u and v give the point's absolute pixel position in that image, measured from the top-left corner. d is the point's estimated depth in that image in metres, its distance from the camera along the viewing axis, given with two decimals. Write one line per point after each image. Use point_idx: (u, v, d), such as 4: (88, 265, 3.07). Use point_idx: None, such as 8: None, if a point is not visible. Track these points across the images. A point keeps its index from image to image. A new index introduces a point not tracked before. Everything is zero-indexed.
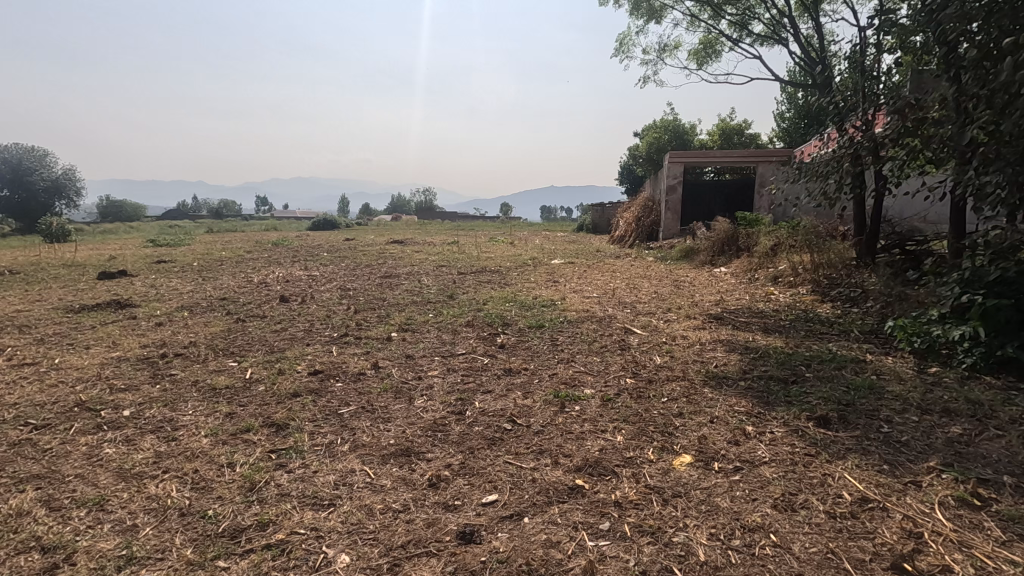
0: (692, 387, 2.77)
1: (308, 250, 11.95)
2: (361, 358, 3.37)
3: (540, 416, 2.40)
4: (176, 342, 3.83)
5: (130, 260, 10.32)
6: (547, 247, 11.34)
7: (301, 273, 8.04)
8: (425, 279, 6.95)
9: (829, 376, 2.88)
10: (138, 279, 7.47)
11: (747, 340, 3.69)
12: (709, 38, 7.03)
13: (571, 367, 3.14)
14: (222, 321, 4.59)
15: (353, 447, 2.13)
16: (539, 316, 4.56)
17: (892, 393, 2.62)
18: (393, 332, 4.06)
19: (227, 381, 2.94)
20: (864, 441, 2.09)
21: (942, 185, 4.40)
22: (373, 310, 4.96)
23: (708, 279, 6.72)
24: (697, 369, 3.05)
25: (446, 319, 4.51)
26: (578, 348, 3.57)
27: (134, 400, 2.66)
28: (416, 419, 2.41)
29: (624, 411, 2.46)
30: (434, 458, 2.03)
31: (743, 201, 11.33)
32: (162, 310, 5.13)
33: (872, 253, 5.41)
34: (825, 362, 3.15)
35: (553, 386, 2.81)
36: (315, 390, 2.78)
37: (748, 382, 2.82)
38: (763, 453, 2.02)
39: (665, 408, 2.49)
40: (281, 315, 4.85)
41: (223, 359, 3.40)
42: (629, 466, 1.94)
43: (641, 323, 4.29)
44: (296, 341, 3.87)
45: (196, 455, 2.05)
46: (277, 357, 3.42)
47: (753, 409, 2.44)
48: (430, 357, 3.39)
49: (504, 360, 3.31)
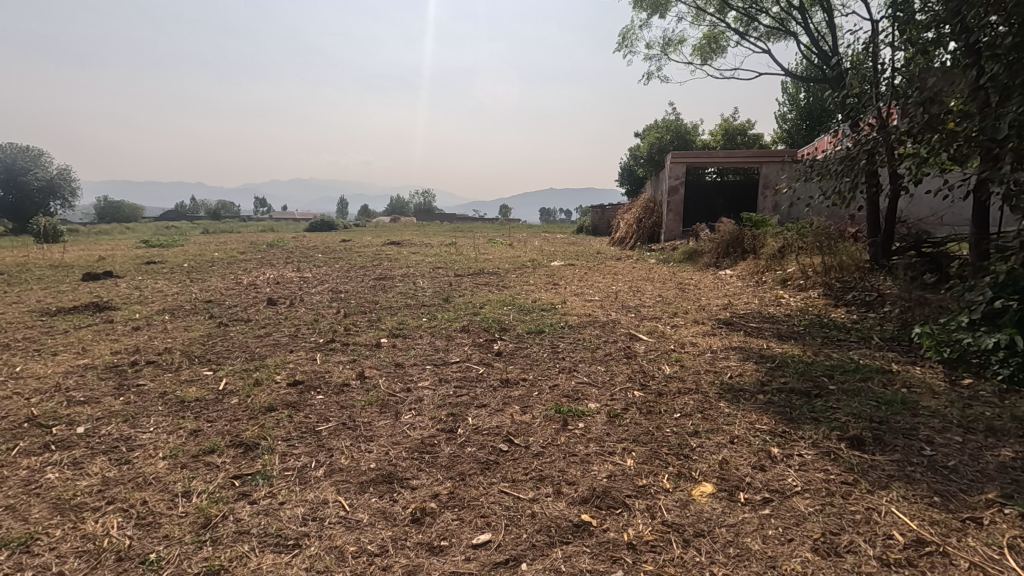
0: (707, 402, 2.52)
1: (303, 251, 11.70)
2: (347, 367, 3.12)
3: (540, 436, 2.15)
4: (150, 349, 3.57)
5: (120, 261, 10.07)
6: (546, 249, 11.08)
7: (293, 275, 7.77)
8: (420, 282, 6.69)
9: (856, 389, 2.63)
10: (123, 280, 7.21)
11: (761, 348, 3.45)
12: (714, 34, 6.78)
13: (573, 378, 2.90)
14: (203, 326, 4.34)
15: (329, 472, 1.89)
16: (539, 321, 4.31)
17: (927, 410, 2.37)
18: (383, 338, 3.80)
19: (198, 393, 2.69)
20: (907, 467, 1.85)
21: (965, 184, 4.15)
22: (364, 314, 4.72)
23: (713, 283, 6.48)
24: (711, 381, 2.81)
25: (441, 323, 4.26)
26: (580, 356, 3.32)
27: (92, 415, 2.41)
28: (402, 438, 2.17)
29: (633, 429, 2.21)
30: (419, 487, 1.78)
31: (747, 202, 11.09)
32: (141, 314, 4.87)
33: (886, 257, 5.18)
34: (849, 373, 2.91)
35: (555, 400, 2.56)
36: (293, 403, 2.53)
37: (767, 396, 2.57)
38: (793, 481, 1.78)
39: (679, 426, 2.25)
40: (267, 319, 4.59)
41: (198, 367, 3.15)
42: (642, 498, 1.69)
43: (645, 328, 4.04)
44: (279, 348, 3.62)
45: (148, 482, 1.80)
46: (257, 365, 3.18)
47: (777, 427, 2.20)
48: (421, 366, 3.15)
49: (501, 369, 3.06)
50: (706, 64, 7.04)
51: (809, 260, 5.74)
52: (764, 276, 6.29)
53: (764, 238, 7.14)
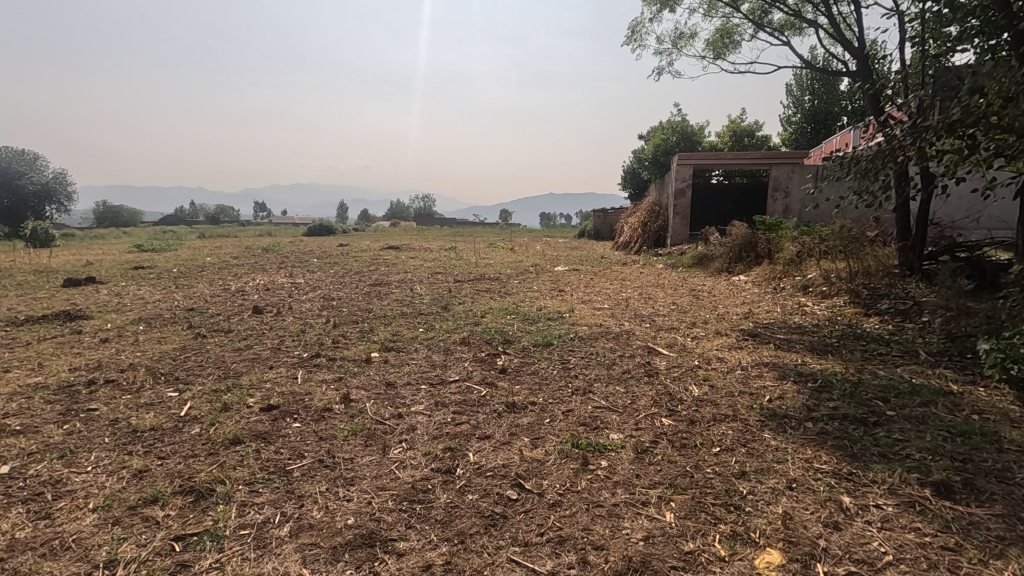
0: (749, 432, 2.15)
1: (299, 255, 11.35)
2: (331, 387, 2.74)
3: (556, 479, 1.78)
4: (113, 365, 3.19)
5: (108, 266, 9.70)
6: (549, 254, 10.75)
7: (284, 281, 7.39)
8: (418, 288, 6.30)
9: (920, 417, 2.26)
10: (105, 287, 6.83)
11: (797, 364, 3.07)
12: (727, 27, 6.45)
13: (590, 402, 2.52)
14: (179, 338, 3.96)
15: (296, 530, 1.52)
16: (545, 332, 3.92)
17: (1014, 444, 1.99)
18: (375, 352, 3.42)
19: (155, 421, 2.30)
20: (1018, 525, 1.49)
21: (1014, 182, 3.78)
22: (356, 324, 4.35)
23: (728, 289, 6.11)
24: (749, 405, 2.43)
25: (439, 334, 3.88)
26: (595, 374, 2.94)
27: (22, 451, 2.03)
28: (389, 482, 1.79)
29: (667, 470, 1.84)
30: (407, 552, 1.42)
31: (755, 204, 10.74)
32: (114, 323, 4.49)
33: (919, 260, 4.82)
34: (906, 396, 2.53)
35: (569, 430, 2.18)
36: (263, 434, 2.14)
37: (819, 425, 2.20)
38: (881, 546, 1.41)
39: (722, 465, 1.88)
40: (250, 330, 4.21)
41: (162, 387, 2.78)
42: (692, 571, 1.33)
43: (664, 341, 3.67)
44: (258, 363, 3.24)
45: (64, 549, 1.42)
46: (229, 385, 2.80)
47: (842, 468, 1.82)
48: (415, 386, 2.77)
49: (506, 390, 2.69)
50: (718, 60, 6.71)
51: (832, 265, 5.39)
52: (782, 283, 5.93)
53: (780, 242, 6.78)
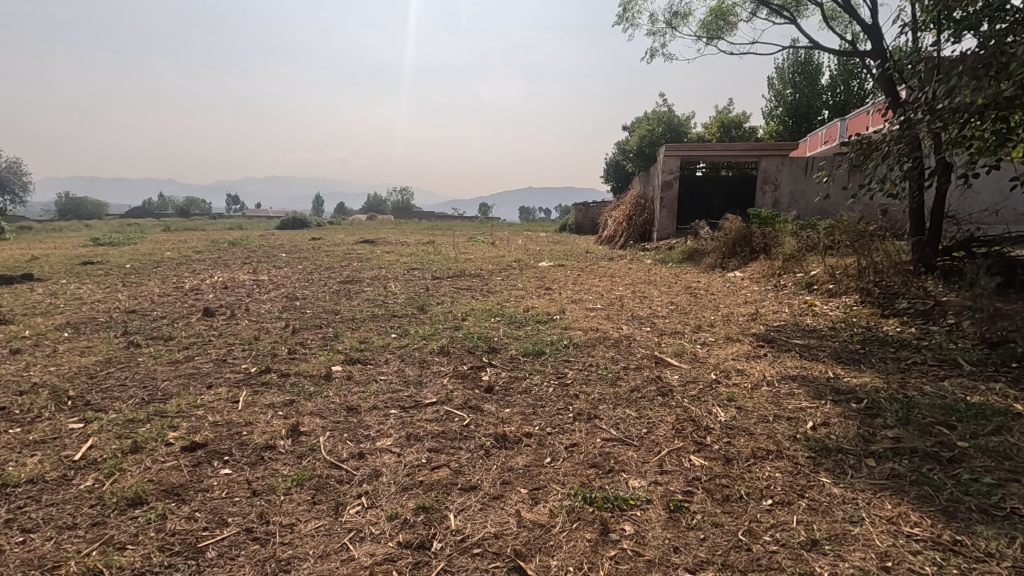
0: (802, 475, 1.71)
1: (265, 250, 10.70)
2: (277, 416, 2.21)
3: (568, 557, 1.32)
4: (10, 385, 2.61)
5: (53, 261, 8.91)
6: (531, 249, 10.24)
7: (246, 278, 6.77)
8: (391, 287, 5.74)
9: (1002, 451, 1.85)
10: (38, 285, 6.11)
11: (830, 378, 2.65)
12: (723, 7, 6.03)
13: (598, 433, 2.04)
14: (106, 348, 3.36)
15: None
16: (536, 338, 3.45)
17: None
18: (336, 365, 2.90)
19: (36, 469, 1.76)
20: None
21: None
22: (318, 329, 3.81)
23: (727, 286, 5.71)
24: (792, 436, 1.99)
25: (413, 342, 3.37)
26: (599, 393, 2.46)
27: None
28: (340, 568, 1.29)
29: (713, 539, 1.39)
30: None
31: (744, 198, 10.39)
32: (34, 330, 3.85)
33: (935, 256, 4.39)
34: (972, 421, 2.11)
35: (577, 476, 1.71)
36: (178, 489, 1.63)
37: (887, 463, 1.77)
38: None
39: (783, 529, 1.43)
40: (194, 337, 3.62)
41: (64, 417, 2.21)
42: None
43: (671, 349, 3.21)
44: (194, 382, 2.68)
45: None
46: (151, 412, 2.26)
47: (941, 534, 1.39)
48: (382, 411, 2.27)
49: (495, 416, 2.21)
50: (713, 42, 6.29)
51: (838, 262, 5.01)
52: (782, 280, 5.54)
53: (778, 237, 6.41)
